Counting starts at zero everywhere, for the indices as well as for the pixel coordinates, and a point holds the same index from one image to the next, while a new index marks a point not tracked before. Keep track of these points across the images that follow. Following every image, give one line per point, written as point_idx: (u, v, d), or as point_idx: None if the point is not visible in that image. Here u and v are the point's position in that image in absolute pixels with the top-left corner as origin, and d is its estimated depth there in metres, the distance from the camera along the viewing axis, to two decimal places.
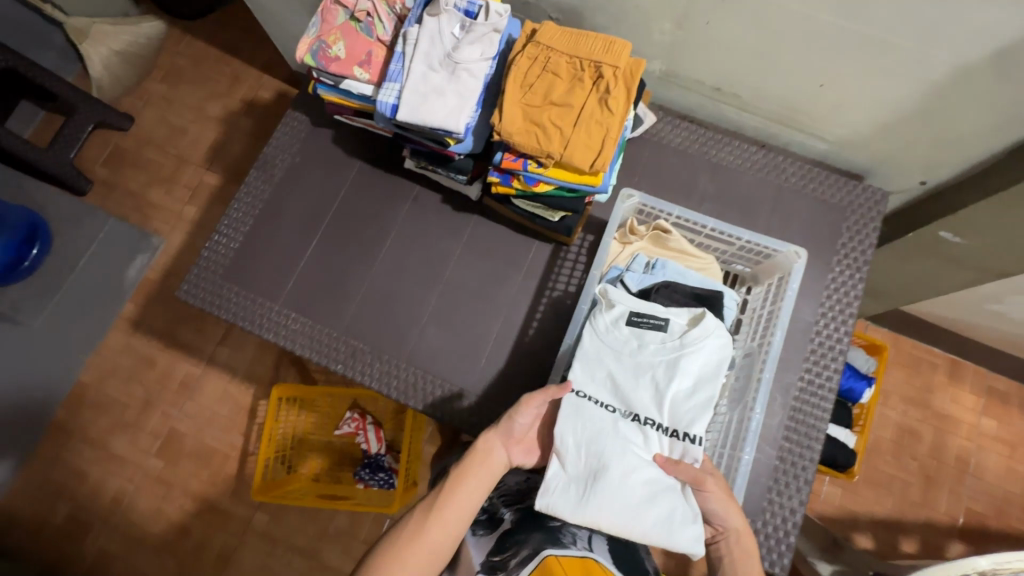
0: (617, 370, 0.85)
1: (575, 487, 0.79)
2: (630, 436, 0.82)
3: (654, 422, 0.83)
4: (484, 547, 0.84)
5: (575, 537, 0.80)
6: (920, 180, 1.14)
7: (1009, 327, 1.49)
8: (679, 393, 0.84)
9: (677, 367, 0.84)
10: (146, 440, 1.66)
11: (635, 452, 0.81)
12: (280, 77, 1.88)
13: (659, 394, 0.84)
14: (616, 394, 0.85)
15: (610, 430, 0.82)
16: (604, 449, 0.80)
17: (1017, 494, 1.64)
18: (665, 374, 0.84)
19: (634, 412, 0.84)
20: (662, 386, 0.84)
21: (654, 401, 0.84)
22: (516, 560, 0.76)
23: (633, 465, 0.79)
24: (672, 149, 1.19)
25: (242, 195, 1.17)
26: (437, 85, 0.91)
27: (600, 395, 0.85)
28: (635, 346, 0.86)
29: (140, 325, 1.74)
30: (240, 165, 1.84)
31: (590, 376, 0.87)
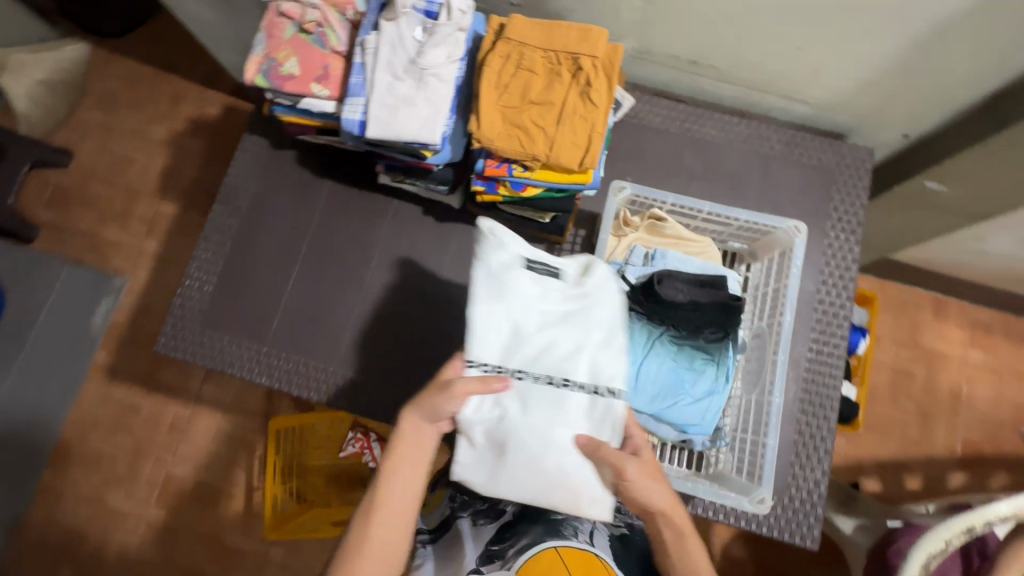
0: (519, 324, 0.76)
1: (486, 466, 0.74)
2: (541, 410, 0.73)
3: (571, 381, 0.75)
4: (482, 537, 0.84)
5: (578, 530, 0.82)
6: (902, 132, 1.13)
7: (990, 261, 1.51)
8: (595, 346, 0.77)
9: (583, 311, 0.78)
10: (142, 490, 1.59)
11: (546, 429, 0.72)
12: (225, 90, 1.76)
13: (565, 347, 0.76)
14: (528, 357, 0.76)
15: (518, 407, 0.73)
16: (511, 429, 0.72)
17: (1009, 418, 1.70)
18: (575, 328, 0.78)
19: (552, 374, 0.75)
20: (577, 342, 0.76)
21: (563, 357, 0.76)
22: (515, 549, 0.78)
23: (542, 442, 0.72)
24: (653, 129, 1.15)
25: (208, 234, 1.09)
26: (406, 96, 0.85)
27: (503, 356, 0.76)
28: (535, 297, 0.78)
29: (116, 373, 1.65)
30: (195, 189, 1.72)
31: (498, 342, 0.77)
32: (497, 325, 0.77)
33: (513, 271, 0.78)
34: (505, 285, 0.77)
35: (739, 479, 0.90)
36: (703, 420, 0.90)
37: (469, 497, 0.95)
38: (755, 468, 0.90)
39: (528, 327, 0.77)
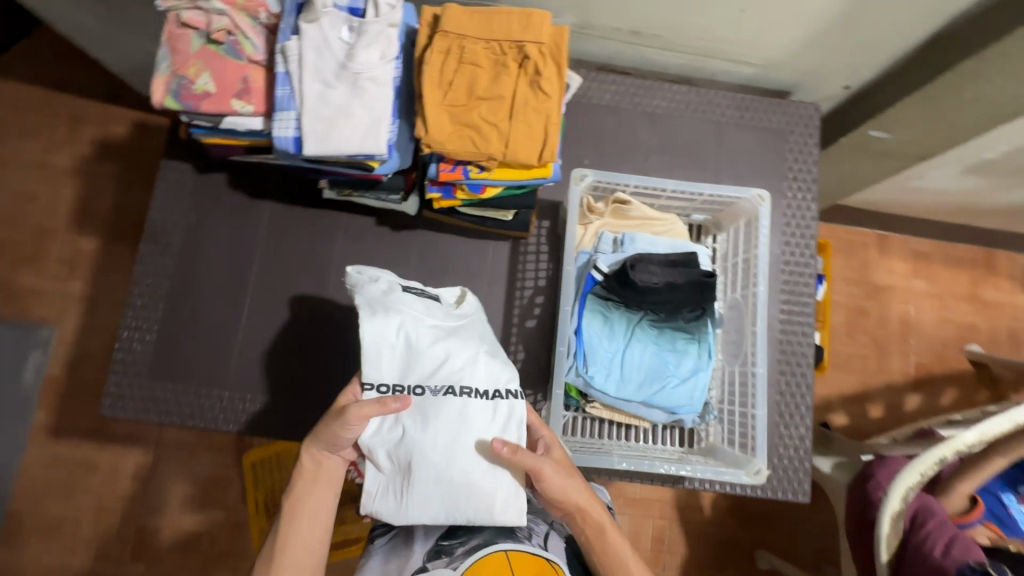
0: (414, 341, 0.81)
1: (394, 490, 0.74)
2: (441, 423, 0.75)
3: (471, 389, 0.78)
4: (433, 531, 0.79)
5: (532, 533, 0.79)
6: (844, 84, 1.14)
7: (926, 196, 1.58)
8: (486, 355, 0.82)
9: (465, 329, 0.85)
10: (113, 549, 1.48)
11: (449, 440, 0.74)
12: (131, 105, 1.58)
13: (461, 357, 0.81)
14: (425, 372, 0.79)
15: (418, 423, 0.75)
16: (413, 446, 0.74)
17: (953, 339, 1.81)
18: (465, 341, 0.83)
19: (452, 384, 0.78)
20: (469, 352, 0.81)
21: (461, 367, 0.80)
22: (464, 548, 0.75)
23: (446, 453, 0.74)
24: (604, 107, 1.11)
25: (141, 278, 0.99)
26: (341, 105, 0.78)
27: (400, 376, 0.79)
28: (419, 317, 0.83)
29: (61, 430, 1.51)
30: (115, 219, 1.57)
31: (392, 363, 0.80)
32: (389, 347, 0.81)
33: (397, 300, 0.84)
34: (392, 311, 0.82)
35: (732, 450, 0.91)
36: (690, 401, 0.90)
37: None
38: (746, 438, 0.91)
39: (420, 343, 0.81)
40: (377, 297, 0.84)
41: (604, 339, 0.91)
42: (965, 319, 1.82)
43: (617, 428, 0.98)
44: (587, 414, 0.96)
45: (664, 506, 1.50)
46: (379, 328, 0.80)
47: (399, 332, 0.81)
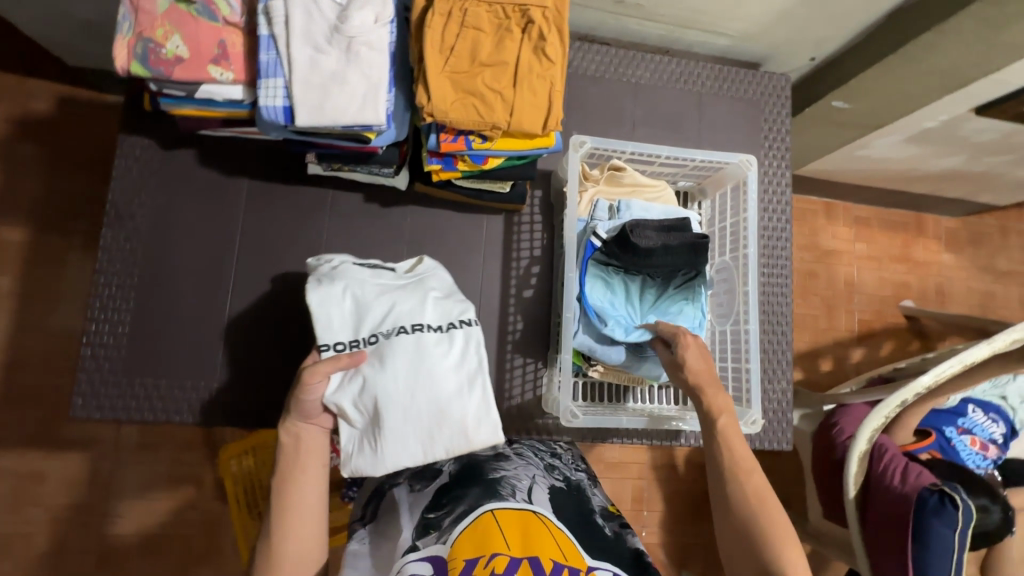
0: (361, 294, 0.82)
1: (369, 439, 0.76)
2: (399, 362, 0.76)
3: (423, 325, 0.79)
4: (419, 505, 0.76)
5: (516, 489, 0.75)
6: (810, 57, 1.20)
7: (870, 166, 1.67)
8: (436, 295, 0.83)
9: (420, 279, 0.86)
10: (77, 560, 1.37)
11: (410, 377, 0.76)
12: (52, 78, 1.41)
13: (411, 298, 0.82)
14: (374, 323, 0.80)
15: (377, 367, 0.76)
16: (376, 390, 0.75)
17: (889, 296, 1.98)
18: (413, 288, 0.84)
19: (402, 326, 0.79)
20: (417, 295, 0.82)
21: (411, 307, 0.81)
22: (451, 518, 0.70)
23: (408, 388, 0.75)
24: (589, 78, 1.11)
25: (106, 264, 0.90)
26: (335, 72, 0.73)
27: (349, 330, 0.80)
28: (371, 275, 0.84)
29: (3, 440, 1.36)
30: (49, 206, 1.41)
31: (343, 323, 0.80)
32: (338, 309, 0.81)
33: (345, 271, 0.83)
34: (340, 279, 0.82)
35: None
36: None
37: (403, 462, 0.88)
38: (740, 393, 0.96)
39: (368, 295, 0.82)
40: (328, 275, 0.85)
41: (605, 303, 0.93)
42: (899, 278, 1.99)
43: (617, 390, 1.01)
44: (590, 378, 0.99)
45: (643, 467, 1.55)
46: (326, 292, 0.81)
47: (345, 293, 0.81)
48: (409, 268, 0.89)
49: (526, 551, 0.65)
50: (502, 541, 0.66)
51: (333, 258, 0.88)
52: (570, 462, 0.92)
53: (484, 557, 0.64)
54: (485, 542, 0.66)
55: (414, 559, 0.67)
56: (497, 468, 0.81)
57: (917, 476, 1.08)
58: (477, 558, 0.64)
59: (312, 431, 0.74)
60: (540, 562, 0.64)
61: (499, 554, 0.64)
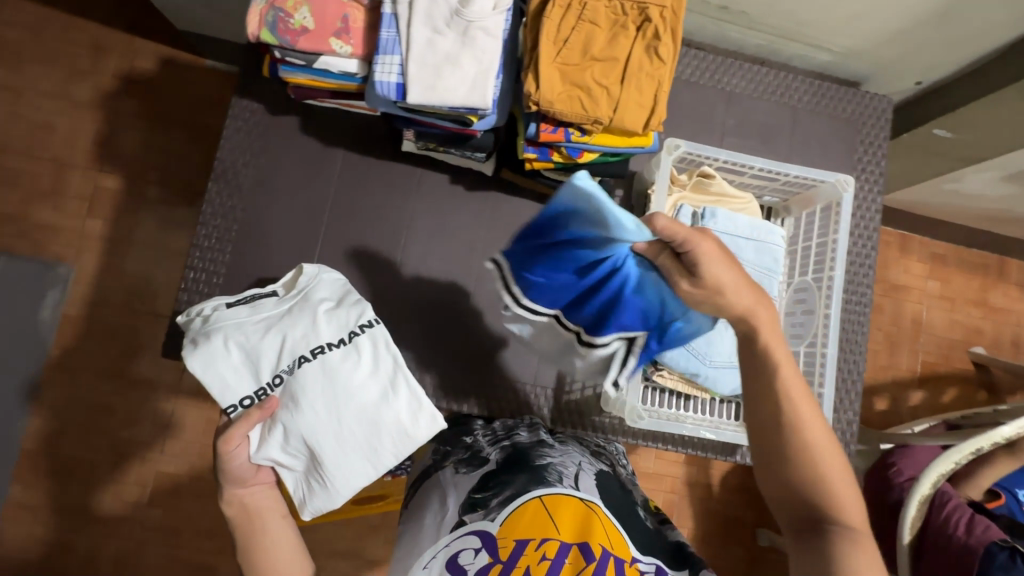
0: (245, 338, 0.76)
1: (314, 476, 0.74)
2: (312, 396, 0.73)
3: (324, 345, 0.76)
4: (465, 486, 0.76)
5: (562, 476, 0.74)
6: (916, 81, 1.14)
7: (959, 201, 1.52)
8: (327, 310, 0.80)
9: (303, 300, 0.82)
10: (131, 492, 1.45)
11: (329, 404, 0.73)
12: (159, 40, 1.51)
13: (302, 322, 0.78)
14: (275, 361, 0.76)
15: (290, 408, 0.73)
16: (300, 431, 0.73)
17: (959, 339, 1.78)
18: (299, 312, 0.79)
19: (302, 355, 0.76)
20: (308, 317, 0.78)
21: (306, 331, 0.77)
22: (499, 499, 0.70)
23: (331, 414, 0.73)
24: (683, 82, 1.10)
25: (207, 216, 0.95)
26: (449, 53, 0.76)
27: (249, 379, 0.75)
28: (250, 316, 0.79)
29: (78, 372, 1.46)
30: (142, 159, 1.50)
31: (240, 376, 0.75)
32: (229, 365, 0.75)
33: (222, 320, 0.78)
34: (220, 332, 0.76)
35: None
36: None
37: (451, 447, 0.88)
38: None
39: (254, 338, 0.77)
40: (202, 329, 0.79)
41: None
42: (973, 323, 1.79)
43: (677, 398, 1.00)
44: (652, 383, 0.98)
45: (676, 481, 1.52)
46: (207, 352, 0.75)
47: (228, 344, 0.76)
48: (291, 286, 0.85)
49: (577, 537, 0.65)
50: (552, 525, 0.66)
51: (204, 309, 0.81)
52: (615, 457, 0.92)
53: (534, 540, 0.65)
54: (533, 525, 0.66)
55: (461, 534, 0.68)
56: (543, 454, 0.79)
57: (984, 530, 1.04)
58: (527, 540, 0.65)
59: (254, 492, 0.73)
60: (590, 547, 0.64)
61: (549, 538, 0.64)
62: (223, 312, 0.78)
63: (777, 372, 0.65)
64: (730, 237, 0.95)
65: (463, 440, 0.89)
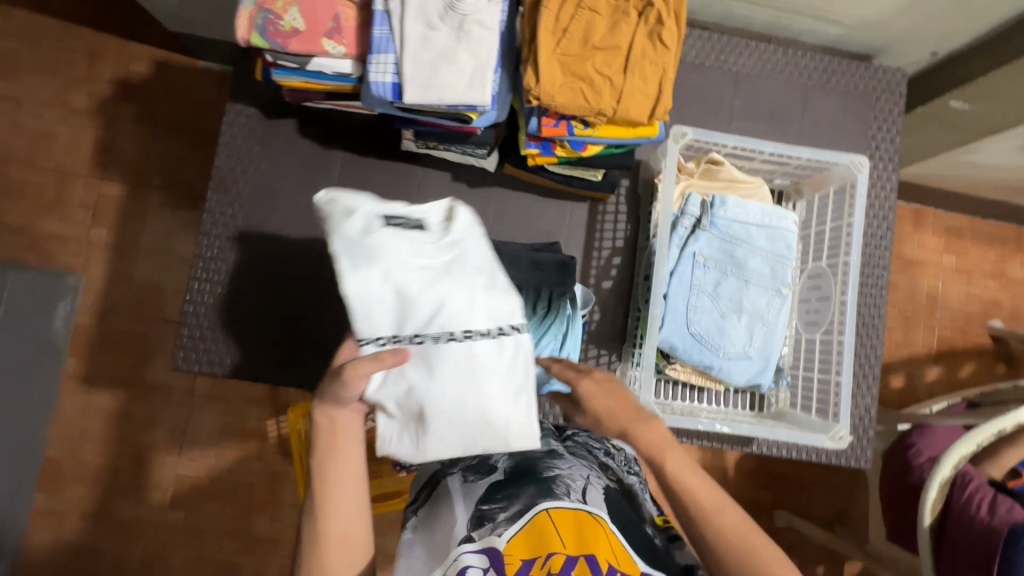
0: (403, 279, 0.67)
1: (407, 432, 0.66)
2: (449, 371, 0.65)
3: (473, 332, 0.68)
4: (472, 496, 0.75)
5: (569, 489, 0.72)
6: (931, 51, 1.09)
7: (975, 172, 1.47)
8: (486, 289, 0.71)
9: (461, 253, 0.72)
10: (153, 496, 1.47)
11: (462, 386, 0.65)
12: (151, 43, 1.49)
13: (465, 294, 0.70)
14: (423, 323, 0.68)
15: (423, 372, 0.65)
16: (422, 396, 0.64)
17: (976, 313, 1.74)
18: (463, 276, 0.71)
19: (445, 331, 0.67)
20: (468, 290, 0.70)
21: (466, 307, 0.69)
22: (507, 514, 0.69)
23: (460, 398, 0.65)
24: (687, 64, 1.07)
25: (208, 227, 0.95)
26: (445, 49, 0.73)
27: (390, 322, 0.68)
28: (411, 251, 0.69)
29: (94, 380, 1.47)
30: (142, 165, 1.49)
31: (379, 313, 0.67)
32: (378, 292, 0.67)
33: (383, 240, 0.69)
34: (376, 255, 0.68)
35: (807, 415, 0.93)
36: (768, 362, 0.93)
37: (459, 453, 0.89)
38: (826, 405, 0.92)
39: (410, 282, 0.68)
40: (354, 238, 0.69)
41: (688, 298, 0.92)
42: (989, 295, 1.75)
43: (691, 391, 0.99)
44: (665, 376, 0.98)
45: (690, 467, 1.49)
46: (363, 276, 0.66)
47: (386, 280, 0.67)
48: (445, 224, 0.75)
49: (583, 549, 0.63)
50: (558, 538, 0.64)
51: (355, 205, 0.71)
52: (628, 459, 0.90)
53: (540, 557, 0.63)
54: (540, 540, 0.64)
55: (471, 550, 0.67)
56: (552, 465, 0.78)
57: (1007, 511, 1.02)
58: (533, 558, 0.63)
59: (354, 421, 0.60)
60: (597, 560, 0.61)
61: (555, 552, 0.62)
62: (382, 230, 0.69)
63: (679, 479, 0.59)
64: (742, 225, 0.93)
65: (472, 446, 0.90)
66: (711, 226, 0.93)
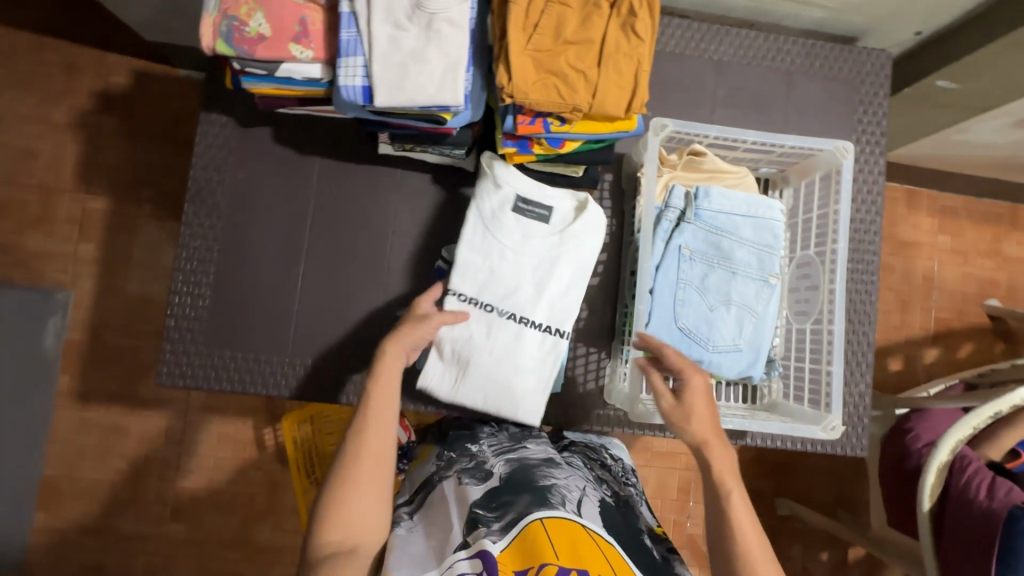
0: (500, 260, 0.88)
1: (454, 379, 0.87)
2: (502, 341, 0.87)
3: (529, 320, 0.88)
4: (467, 500, 0.75)
5: (565, 499, 0.73)
6: (916, 31, 1.07)
7: (967, 151, 1.45)
8: (558, 291, 0.89)
9: (560, 253, 0.88)
10: (153, 509, 1.47)
11: (507, 355, 0.87)
12: (128, 53, 1.47)
13: (538, 289, 0.88)
14: (496, 295, 0.88)
15: (482, 332, 0.87)
16: (476, 351, 0.86)
17: (974, 293, 1.72)
18: (551, 275, 0.89)
19: (512, 311, 0.87)
20: (544, 286, 0.88)
21: (534, 298, 0.88)
22: (502, 524, 0.68)
23: (501, 365, 0.87)
24: (668, 54, 1.05)
25: (187, 238, 0.93)
26: (414, 50, 0.72)
27: (472, 282, 0.88)
28: (520, 236, 0.88)
29: (87, 397, 1.46)
30: (126, 177, 1.48)
31: (474, 277, 0.88)
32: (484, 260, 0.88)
33: (504, 221, 0.88)
34: (495, 232, 0.88)
35: (800, 406, 0.92)
36: (759, 354, 0.92)
37: (455, 455, 0.88)
38: (818, 395, 0.91)
39: (505, 263, 0.88)
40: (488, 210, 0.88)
41: (675, 293, 0.91)
42: (985, 274, 1.73)
43: None
44: None
45: (690, 458, 1.47)
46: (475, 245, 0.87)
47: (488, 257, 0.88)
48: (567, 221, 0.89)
49: (576, 562, 0.62)
50: (551, 549, 0.63)
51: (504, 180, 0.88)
52: (618, 476, 0.92)
53: (533, 568, 0.61)
54: (534, 551, 0.63)
55: (464, 556, 0.65)
56: (547, 475, 0.79)
57: (1006, 493, 1.00)
58: (526, 569, 0.62)
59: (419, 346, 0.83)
60: None
61: (548, 562, 0.61)
62: (506, 213, 0.88)
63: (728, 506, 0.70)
64: (727, 216, 0.92)
65: (468, 448, 0.90)
66: (697, 218, 0.91)
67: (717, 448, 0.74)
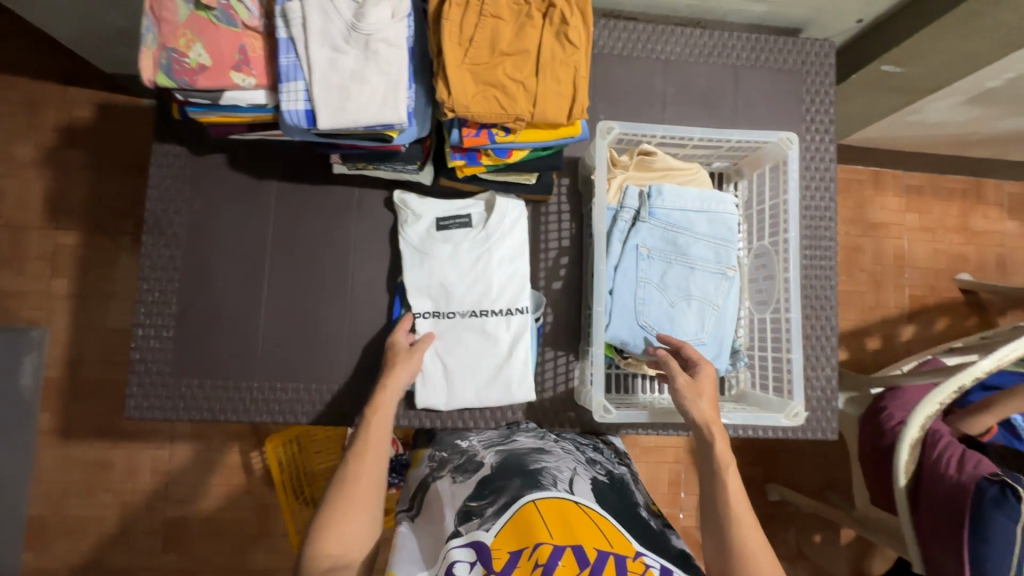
0: (448, 275, 0.91)
1: (445, 391, 0.90)
2: (464, 342, 0.90)
3: (490, 310, 0.91)
4: (461, 496, 0.76)
5: (556, 480, 0.75)
6: (857, 19, 1.08)
7: (924, 131, 1.47)
8: (507, 278, 0.92)
9: (490, 243, 0.92)
10: (144, 542, 1.45)
11: (474, 351, 0.90)
12: (91, 86, 1.46)
13: (489, 284, 0.91)
14: (459, 303, 0.91)
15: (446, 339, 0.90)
16: (444, 358, 0.90)
17: (944, 268, 1.75)
18: (489, 265, 0.92)
19: (474, 308, 0.91)
20: (492, 278, 0.91)
21: (488, 293, 0.91)
22: (495, 508, 0.70)
23: (473, 355, 0.90)
24: (616, 58, 1.07)
25: (149, 270, 0.94)
26: (354, 71, 0.73)
27: (434, 304, 0.91)
28: (451, 249, 0.92)
29: (69, 433, 1.45)
30: (95, 210, 1.47)
31: (432, 294, 0.91)
32: (433, 280, 0.91)
33: (434, 245, 0.92)
34: (430, 256, 0.92)
35: (766, 395, 0.93)
36: (723, 346, 0.93)
37: (447, 453, 0.89)
38: (781, 382, 0.92)
39: (452, 276, 0.91)
40: (416, 240, 0.93)
41: (635, 291, 0.92)
42: (955, 249, 1.76)
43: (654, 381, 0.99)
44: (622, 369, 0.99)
45: (679, 450, 1.47)
46: (422, 275, 0.92)
47: (436, 279, 0.91)
48: (484, 219, 0.93)
49: (570, 540, 0.62)
50: (544, 529, 0.64)
51: (414, 209, 0.94)
52: (612, 457, 0.93)
53: (527, 548, 0.62)
54: (528, 532, 0.64)
55: (458, 545, 0.66)
56: (538, 459, 0.80)
57: (976, 465, 1.00)
58: (520, 548, 0.63)
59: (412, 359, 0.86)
60: (584, 552, 0.61)
61: (543, 542, 0.62)
62: (433, 236, 0.93)
63: (730, 505, 0.73)
64: (682, 213, 0.93)
65: (458, 445, 0.91)
66: (651, 217, 0.93)
67: (720, 443, 0.77)
